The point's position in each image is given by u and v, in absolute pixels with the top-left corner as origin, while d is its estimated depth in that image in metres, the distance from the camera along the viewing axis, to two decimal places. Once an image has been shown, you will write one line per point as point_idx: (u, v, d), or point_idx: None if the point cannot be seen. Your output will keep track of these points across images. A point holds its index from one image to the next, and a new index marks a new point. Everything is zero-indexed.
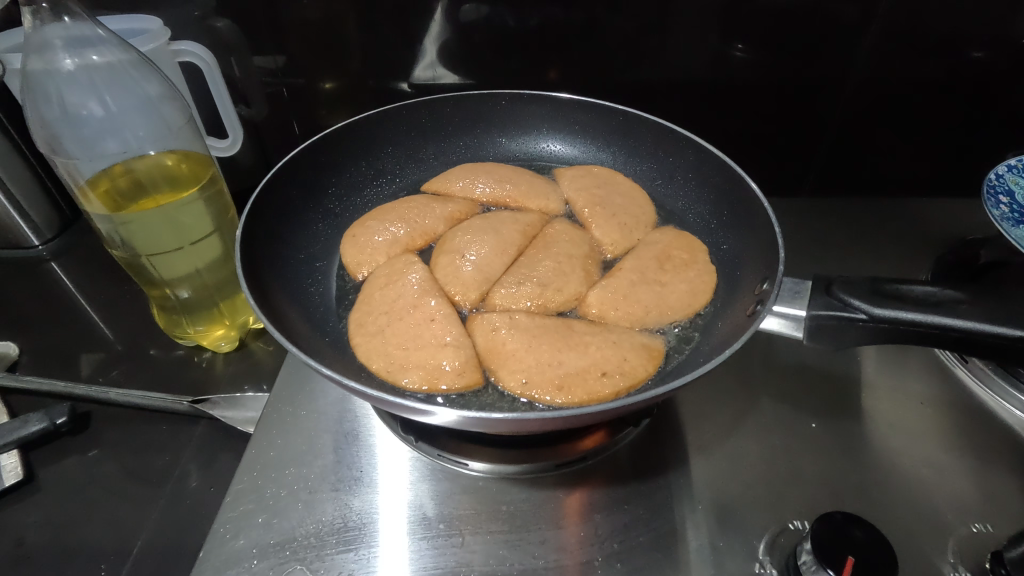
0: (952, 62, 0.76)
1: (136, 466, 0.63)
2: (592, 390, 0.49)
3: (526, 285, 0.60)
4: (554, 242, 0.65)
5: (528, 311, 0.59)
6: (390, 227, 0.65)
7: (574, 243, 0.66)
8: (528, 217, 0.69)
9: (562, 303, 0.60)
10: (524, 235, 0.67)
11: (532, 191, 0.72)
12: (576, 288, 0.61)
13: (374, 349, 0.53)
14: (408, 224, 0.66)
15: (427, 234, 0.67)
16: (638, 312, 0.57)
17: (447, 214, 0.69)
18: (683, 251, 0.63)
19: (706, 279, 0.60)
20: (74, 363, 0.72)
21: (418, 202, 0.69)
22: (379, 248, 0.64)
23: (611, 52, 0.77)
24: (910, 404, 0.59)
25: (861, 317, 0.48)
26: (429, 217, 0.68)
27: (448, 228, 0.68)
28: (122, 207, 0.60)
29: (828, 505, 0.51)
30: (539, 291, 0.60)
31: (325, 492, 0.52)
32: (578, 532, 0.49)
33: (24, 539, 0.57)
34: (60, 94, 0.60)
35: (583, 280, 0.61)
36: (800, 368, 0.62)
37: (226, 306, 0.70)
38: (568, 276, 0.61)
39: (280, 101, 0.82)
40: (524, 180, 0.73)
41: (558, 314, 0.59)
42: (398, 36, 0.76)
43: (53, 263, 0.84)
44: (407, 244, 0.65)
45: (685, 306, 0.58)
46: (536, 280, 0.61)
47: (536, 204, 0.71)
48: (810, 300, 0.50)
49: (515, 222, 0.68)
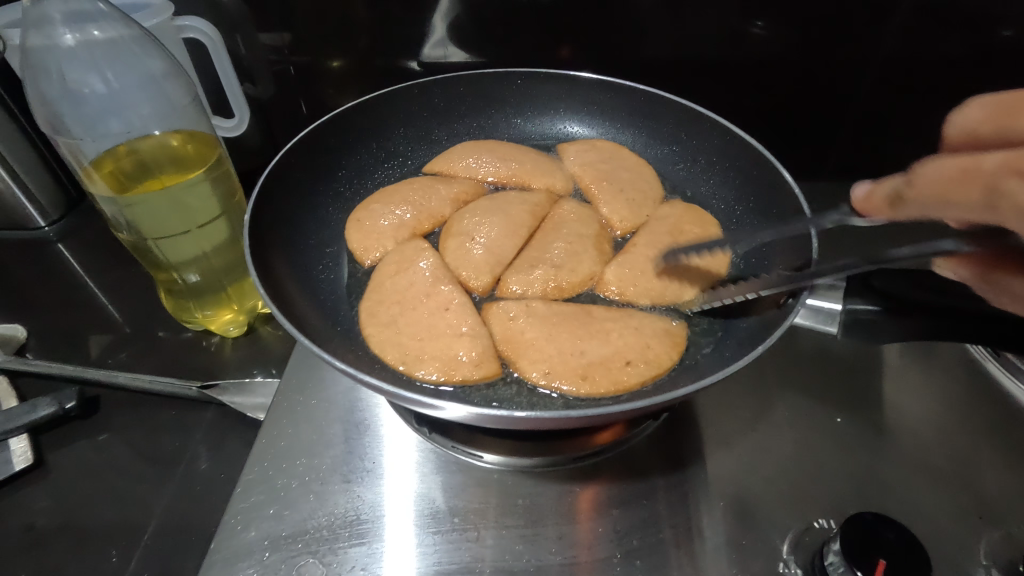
0: (976, 41, 0.71)
1: (146, 451, 0.62)
2: (617, 380, 0.48)
3: (541, 269, 0.59)
4: (563, 224, 0.64)
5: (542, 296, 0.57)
6: (396, 210, 0.64)
7: (583, 223, 0.64)
8: (535, 197, 0.67)
9: (580, 285, 0.58)
10: (533, 217, 0.65)
11: (536, 170, 0.70)
12: (590, 267, 0.59)
13: (387, 339, 0.51)
14: (414, 207, 0.64)
15: (434, 217, 0.65)
16: (659, 287, 0.56)
17: (453, 195, 0.67)
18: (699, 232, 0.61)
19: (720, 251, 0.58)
20: (82, 346, 0.71)
21: (421, 183, 0.67)
22: (385, 231, 0.62)
23: (626, 30, 0.74)
24: (937, 399, 0.57)
25: (876, 308, 0.49)
26: (434, 199, 0.66)
27: (455, 211, 0.66)
28: (127, 188, 0.58)
29: (853, 504, 0.49)
30: (553, 273, 0.58)
31: (337, 483, 0.51)
32: (595, 528, 0.48)
33: (34, 524, 0.56)
34: (60, 70, 0.57)
35: (596, 259, 0.60)
36: (822, 362, 0.60)
37: (234, 289, 0.69)
38: (580, 255, 0.60)
39: (286, 79, 0.80)
40: (526, 159, 0.71)
41: (575, 296, 0.58)
42: (404, 12, 0.73)
43: (60, 245, 0.82)
44: (414, 227, 0.63)
45: (705, 276, 0.57)
46: (550, 262, 0.59)
47: (543, 182, 0.69)
48: (846, 294, 0.50)
49: (524, 202, 0.66)
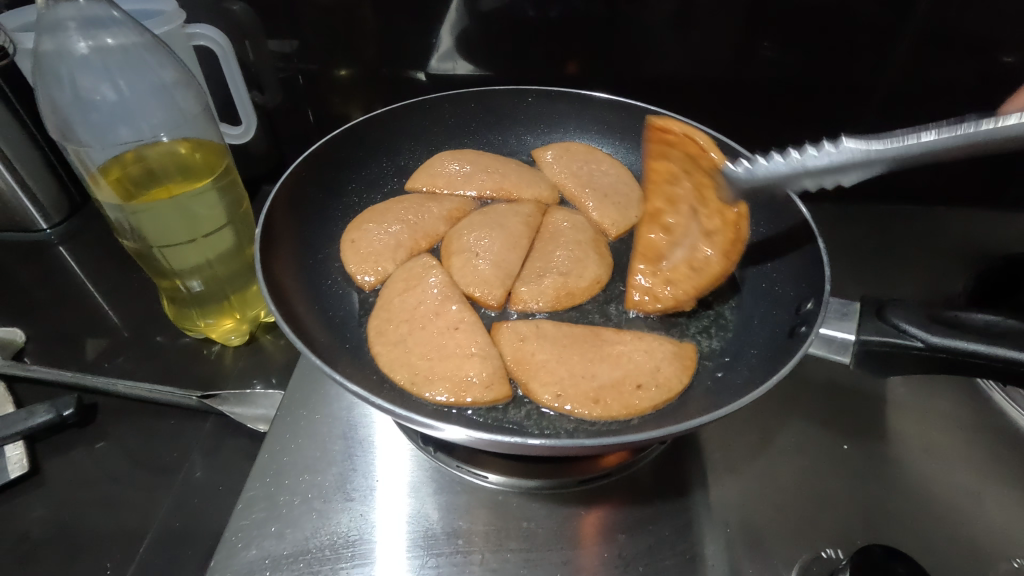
0: (979, 69, 0.72)
1: (144, 461, 0.61)
2: (628, 404, 0.47)
3: (548, 278, 0.60)
4: (560, 232, 0.65)
5: (555, 306, 0.58)
6: (387, 228, 0.63)
7: (578, 229, 0.66)
8: (526, 208, 0.68)
9: (587, 290, 0.59)
10: (529, 227, 0.66)
11: (521, 182, 0.70)
12: (595, 272, 0.61)
13: (397, 359, 0.50)
14: (408, 226, 0.64)
15: (429, 235, 0.65)
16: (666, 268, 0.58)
17: (445, 212, 0.67)
18: (667, 297, 0.56)
19: (706, 270, 0.56)
20: (79, 351, 0.70)
21: (413, 202, 0.67)
22: (383, 252, 0.61)
23: (634, 48, 0.74)
24: (941, 427, 0.57)
25: (916, 344, 0.48)
26: (428, 218, 0.66)
27: (449, 228, 0.66)
28: (134, 196, 0.58)
29: (860, 533, 0.49)
30: (561, 280, 0.60)
31: (339, 501, 0.50)
32: (601, 553, 0.47)
33: (27, 534, 0.55)
34: (72, 78, 0.57)
35: (599, 262, 0.62)
36: (827, 387, 0.60)
37: (236, 298, 0.68)
38: (584, 260, 0.61)
39: (294, 88, 0.80)
40: (510, 171, 0.71)
41: (590, 301, 0.59)
42: (414, 25, 0.73)
43: (60, 248, 0.82)
44: (410, 247, 0.63)
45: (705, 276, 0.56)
46: (556, 271, 0.61)
47: (530, 194, 0.70)
48: (860, 325, 0.51)
49: (516, 213, 0.67)
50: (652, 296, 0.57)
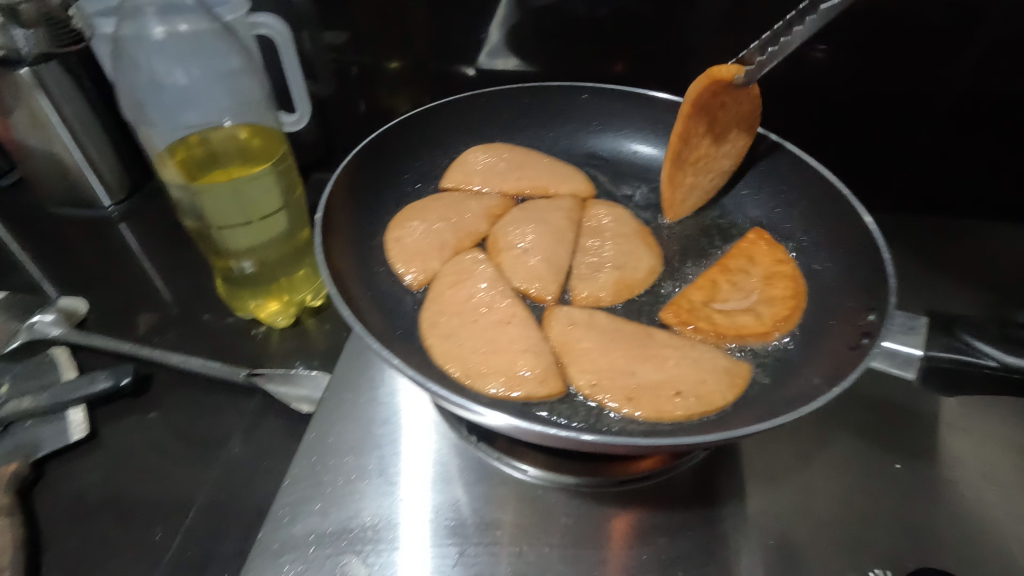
0: None
1: (193, 431, 0.64)
2: (661, 408, 0.47)
3: (604, 272, 0.61)
4: (602, 228, 0.65)
5: (615, 297, 0.59)
6: (431, 225, 0.64)
7: (620, 223, 0.66)
8: (565, 204, 0.68)
9: (642, 280, 0.60)
10: (571, 222, 0.66)
11: (556, 177, 0.71)
12: (648, 262, 0.61)
13: (450, 350, 0.51)
14: (450, 224, 0.64)
15: (471, 234, 0.65)
16: (711, 292, 0.58)
17: (485, 210, 0.67)
18: (701, 325, 0.54)
19: (751, 327, 0.54)
20: (135, 324, 0.73)
21: (452, 200, 0.67)
22: (427, 251, 0.61)
23: (689, 50, 0.73)
24: (1000, 455, 0.54)
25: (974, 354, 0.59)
26: (469, 216, 0.66)
27: (490, 225, 0.66)
28: (197, 176, 0.60)
29: (911, 554, 0.47)
30: (618, 274, 0.60)
31: (381, 484, 0.51)
32: (640, 555, 0.47)
33: (85, 494, 0.58)
34: (148, 62, 0.60)
35: (650, 254, 0.62)
36: (878, 405, 0.58)
37: (286, 281, 0.70)
38: (635, 252, 0.62)
39: (348, 78, 0.81)
40: (541, 168, 0.72)
41: (646, 290, 0.60)
42: (467, 19, 0.73)
43: (121, 225, 0.86)
44: (454, 245, 0.63)
45: (758, 331, 0.54)
46: (610, 264, 0.61)
47: (567, 189, 0.70)
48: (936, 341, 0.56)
49: (558, 209, 0.67)
50: (689, 318, 0.55)
